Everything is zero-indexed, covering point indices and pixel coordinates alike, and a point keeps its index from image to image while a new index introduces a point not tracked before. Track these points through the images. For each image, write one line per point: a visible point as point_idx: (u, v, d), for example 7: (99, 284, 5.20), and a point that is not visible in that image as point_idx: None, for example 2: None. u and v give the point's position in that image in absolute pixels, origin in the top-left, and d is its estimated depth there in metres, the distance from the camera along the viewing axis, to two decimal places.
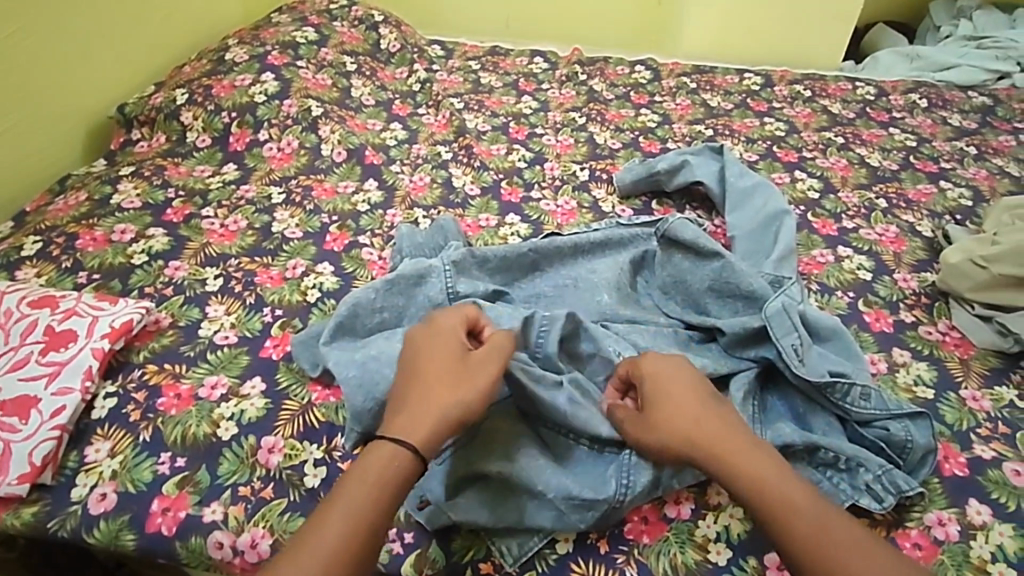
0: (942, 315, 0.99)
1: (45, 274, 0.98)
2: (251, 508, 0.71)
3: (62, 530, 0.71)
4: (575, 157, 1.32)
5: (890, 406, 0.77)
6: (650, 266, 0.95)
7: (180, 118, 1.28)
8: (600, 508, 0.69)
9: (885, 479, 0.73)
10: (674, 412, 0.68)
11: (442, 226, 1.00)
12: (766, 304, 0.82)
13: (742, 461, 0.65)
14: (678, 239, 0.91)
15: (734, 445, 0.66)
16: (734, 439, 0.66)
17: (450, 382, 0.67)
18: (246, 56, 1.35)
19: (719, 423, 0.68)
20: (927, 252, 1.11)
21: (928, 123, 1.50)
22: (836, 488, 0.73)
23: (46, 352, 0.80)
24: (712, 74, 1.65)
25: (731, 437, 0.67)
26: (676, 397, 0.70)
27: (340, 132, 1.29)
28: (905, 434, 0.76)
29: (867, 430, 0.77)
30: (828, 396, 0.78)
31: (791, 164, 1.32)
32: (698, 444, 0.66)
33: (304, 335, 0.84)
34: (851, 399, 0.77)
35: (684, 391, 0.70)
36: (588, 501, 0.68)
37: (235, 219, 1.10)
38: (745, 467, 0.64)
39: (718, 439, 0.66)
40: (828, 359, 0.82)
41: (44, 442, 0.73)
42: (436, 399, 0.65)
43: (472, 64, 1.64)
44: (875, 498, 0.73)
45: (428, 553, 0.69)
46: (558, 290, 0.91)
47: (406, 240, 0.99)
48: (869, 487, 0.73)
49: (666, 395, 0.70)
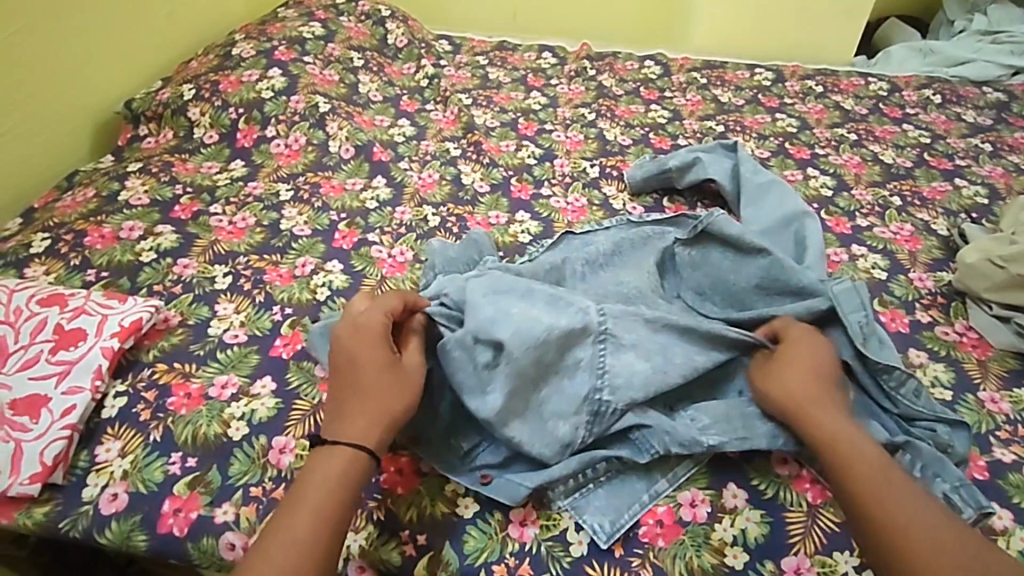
0: (958, 316, 0.98)
1: (54, 271, 0.97)
2: (263, 509, 0.70)
3: (74, 530, 0.70)
4: (585, 153, 1.30)
5: (936, 408, 0.79)
6: (675, 270, 0.93)
7: (188, 114, 1.27)
8: (610, 539, 0.69)
9: (964, 492, 0.72)
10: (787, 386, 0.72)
11: (475, 240, 0.99)
12: (833, 284, 0.85)
13: (848, 439, 0.68)
14: (722, 235, 0.90)
15: (842, 424, 0.69)
16: (832, 411, 0.70)
17: (385, 374, 0.69)
18: (253, 52, 1.34)
19: (836, 402, 0.71)
20: (943, 251, 1.10)
21: (942, 120, 1.48)
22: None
23: (56, 351, 0.79)
24: (722, 69, 1.63)
25: (831, 410, 0.70)
26: (796, 368, 0.73)
27: (348, 128, 1.28)
28: (949, 437, 0.76)
29: (914, 428, 0.78)
30: (882, 384, 0.79)
31: (803, 161, 1.31)
32: (807, 414, 0.70)
33: (323, 326, 0.81)
34: (902, 390, 0.79)
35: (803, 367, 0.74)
36: (597, 525, 0.69)
37: (244, 216, 1.10)
38: (850, 444, 0.67)
39: (829, 415, 0.70)
40: (882, 351, 0.83)
41: (54, 442, 0.72)
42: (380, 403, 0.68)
43: (480, 59, 1.63)
44: (953, 509, 0.72)
45: (441, 555, 0.69)
46: (598, 292, 0.88)
47: (438, 255, 0.96)
48: (947, 497, 0.72)
49: (794, 367, 0.74)
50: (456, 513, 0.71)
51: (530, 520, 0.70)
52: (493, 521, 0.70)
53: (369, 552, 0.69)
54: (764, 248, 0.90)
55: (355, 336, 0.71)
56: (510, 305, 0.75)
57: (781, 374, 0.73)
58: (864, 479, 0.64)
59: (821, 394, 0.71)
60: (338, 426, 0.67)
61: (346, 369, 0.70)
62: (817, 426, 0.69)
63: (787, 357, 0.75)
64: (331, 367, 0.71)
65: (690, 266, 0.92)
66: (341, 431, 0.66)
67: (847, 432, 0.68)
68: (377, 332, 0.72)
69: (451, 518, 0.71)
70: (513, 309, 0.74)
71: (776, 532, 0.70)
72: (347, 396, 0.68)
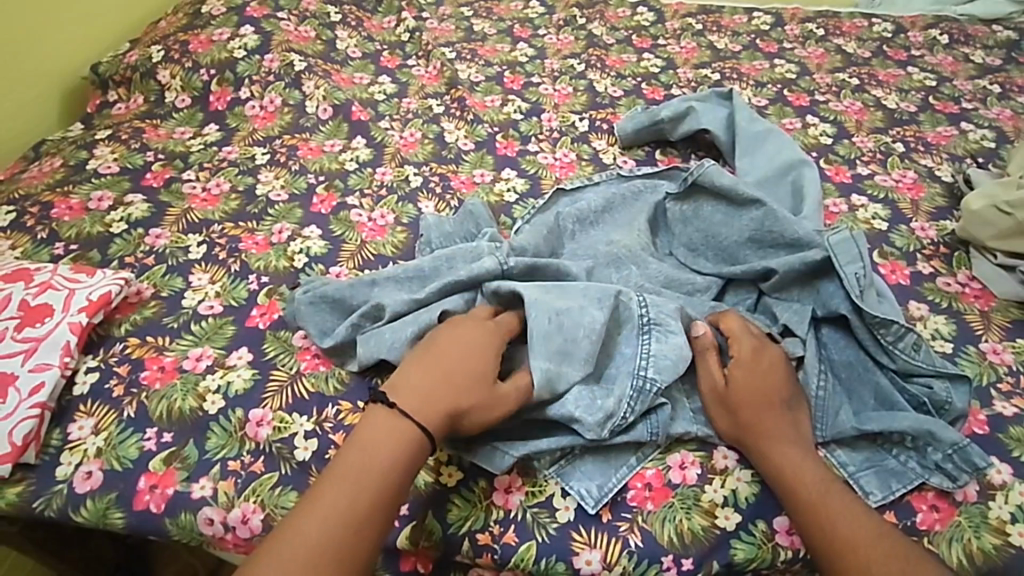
0: (962, 265, 0.94)
1: (20, 245, 0.94)
2: (241, 483, 0.69)
3: (49, 509, 0.69)
4: (573, 107, 1.25)
5: (937, 363, 0.75)
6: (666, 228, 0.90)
7: (158, 77, 1.21)
8: (597, 506, 0.67)
9: (956, 457, 0.70)
10: (734, 400, 0.68)
11: (472, 211, 0.94)
12: (829, 234, 0.80)
13: (790, 460, 0.65)
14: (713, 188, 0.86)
15: (785, 440, 0.67)
16: (779, 427, 0.67)
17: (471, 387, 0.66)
18: (224, 9, 1.28)
19: (785, 412, 0.68)
20: (947, 199, 1.05)
21: (949, 61, 1.41)
22: (902, 466, 0.71)
23: (22, 328, 0.76)
24: (719, 14, 1.55)
25: (780, 429, 0.67)
26: (751, 382, 0.69)
27: (325, 87, 1.22)
28: (947, 394, 0.73)
29: (910, 385, 0.75)
30: (878, 338, 0.76)
31: (803, 108, 1.25)
32: (753, 430, 0.67)
33: (309, 295, 0.79)
34: (902, 344, 0.76)
35: (758, 378, 0.69)
36: (581, 490, 0.67)
37: (218, 182, 1.05)
38: (792, 460, 0.65)
39: (778, 434, 0.67)
40: (882, 305, 0.80)
41: (23, 421, 0.70)
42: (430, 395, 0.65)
43: (465, 10, 1.55)
44: (947, 476, 0.70)
45: (424, 524, 0.67)
46: (587, 252, 0.85)
47: (435, 232, 0.92)
48: (939, 466, 0.70)
49: (752, 381, 0.69)
50: (439, 482, 0.69)
51: (515, 487, 0.68)
52: (477, 489, 0.69)
53: None
54: (758, 199, 0.85)
55: (451, 333, 0.69)
56: (577, 323, 0.71)
57: (733, 391, 0.69)
58: (807, 494, 0.63)
59: (774, 410, 0.68)
60: (406, 391, 0.65)
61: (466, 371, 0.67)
62: (763, 442, 0.67)
63: (745, 370, 0.70)
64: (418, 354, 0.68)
65: (681, 222, 0.89)
66: (410, 403, 0.64)
67: (795, 450, 0.66)
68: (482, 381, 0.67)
69: (435, 488, 0.69)
70: (580, 330, 0.71)
71: (768, 491, 0.68)
72: (429, 378, 0.65)
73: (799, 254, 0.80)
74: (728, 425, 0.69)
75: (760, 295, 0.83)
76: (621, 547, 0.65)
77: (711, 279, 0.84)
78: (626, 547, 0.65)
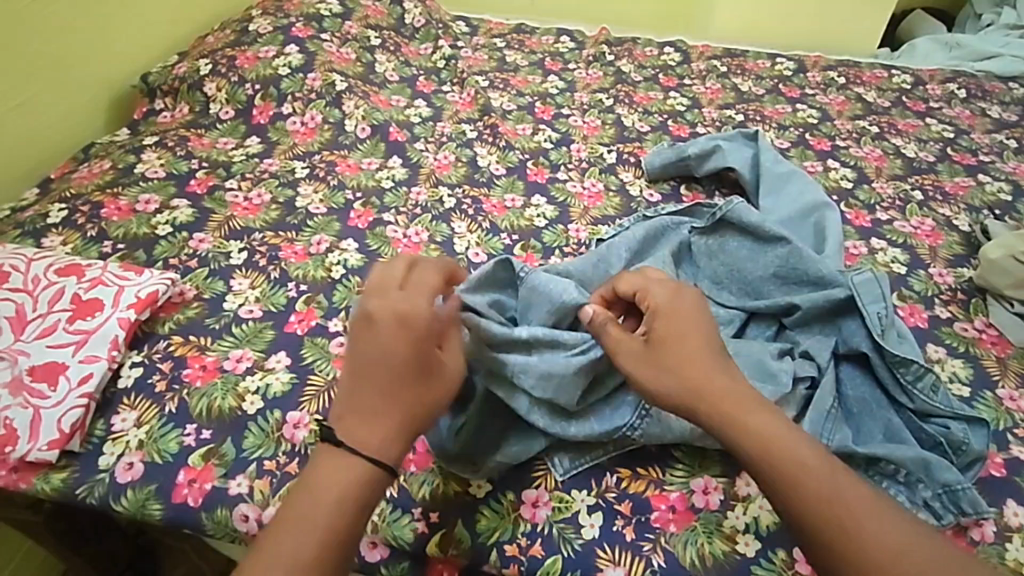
0: (979, 312, 0.97)
1: (71, 242, 0.98)
2: (276, 483, 0.71)
3: (90, 497, 0.72)
4: (602, 139, 1.29)
5: (954, 405, 0.77)
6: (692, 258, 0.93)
7: (204, 89, 1.26)
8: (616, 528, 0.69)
9: (945, 497, 0.71)
10: (674, 366, 0.65)
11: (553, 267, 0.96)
12: (853, 274, 0.83)
13: (769, 427, 0.62)
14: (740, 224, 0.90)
15: (753, 407, 0.63)
16: (737, 388, 0.64)
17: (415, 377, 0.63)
18: (270, 28, 1.33)
19: (739, 383, 0.65)
20: (964, 247, 1.08)
21: (966, 115, 1.46)
22: (893, 499, 0.72)
23: (74, 320, 0.79)
24: (743, 58, 1.61)
25: (740, 397, 0.63)
26: (679, 334, 0.66)
27: (365, 108, 1.26)
28: (964, 434, 0.75)
29: (927, 424, 0.77)
30: (897, 377, 0.78)
31: (824, 152, 1.29)
32: (705, 399, 0.63)
33: None
34: (920, 384, 0.77)
35: (682, 336, 0.66)
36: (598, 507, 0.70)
37: (259, 192, 1.09)
38: (764, 429, 0.61)
39: (736, 399, 0.63)
40: (902, 346, 0.82)
41: (72, 410, 0.73)
42: (378, 408, 0.62)
43: (498, 42, 1.61)
44: (933, 515, 0.71)
45: (454, 533, 0.69)
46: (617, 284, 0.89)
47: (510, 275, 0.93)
48: (927, 503, 0.71)
49: (671, 335, 0.66)
50: (468, 493, 0.71)
51: (542, 502, 0.71)
52: (505, 501, 0.71)
53: (381, 528, 0.69)
54: (784, 236, 0.89)
55: (368, 330, 0.65)
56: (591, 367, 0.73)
57: (666, 350, 0.66)
58: (790, 463, 0.60)
59: (716, 369, 0.65)
60: (354, 419, 0.62)
61: (394, 358, 0.63)
62: (725, 408, 0.63)
63: (667, 324, 0.67)
64: (352, 366, 0.64)
65: (707, 255, 0.92)
66: (359, 432, 0.61)
67: (761, 415, 0.63)
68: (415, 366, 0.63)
69: (464, 497, 0.71)
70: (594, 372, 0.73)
71: None
72: (376, 388, 0.63)
73: (822, 291, 0.83)
74: (676, 385, 0.64)
75: (782, 328, 0.85)
76: (645, 565, 0.67)
77: (734, 310, 0.86)
78: (650, 566, 0.66)
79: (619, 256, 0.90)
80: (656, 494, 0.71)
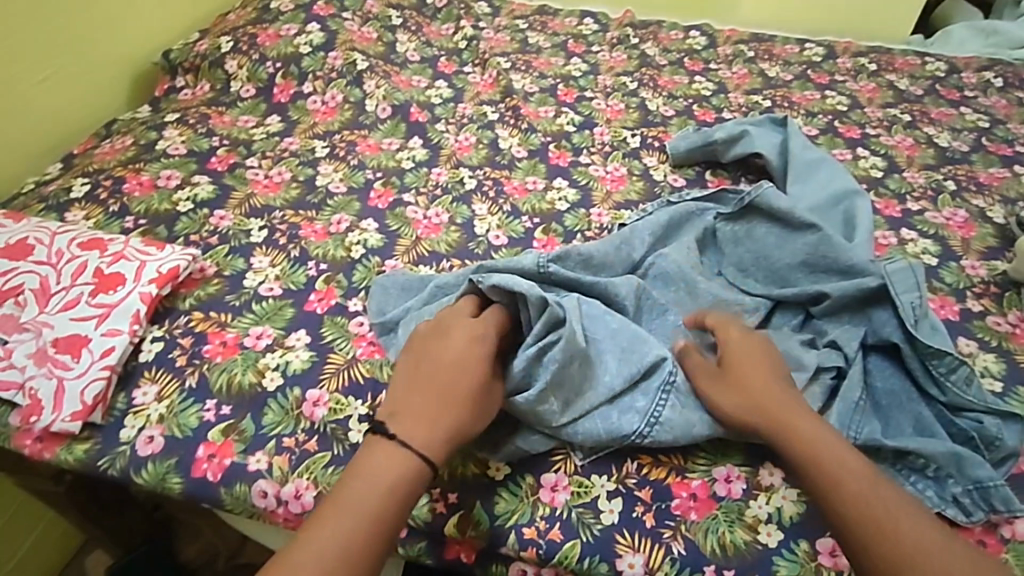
0: (1013, 306, 0.94)
1: (93, 217, 0.98)
2: (295, 460, 0.71)
3: (112, 469, 0.72)
4: (625, 123, 1.27)
5: (988, 400, 0.75)
6: (717, 245, 0.91)
7: (225, 67, 1.26)
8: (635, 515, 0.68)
9: (975, 494, 0.70)
10: (740, 385, 0.70)
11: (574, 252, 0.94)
12: (885, 262, 0.81)
13: (821, 438, 0.65)
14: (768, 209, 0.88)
15: (808, 420, 0.67)
16: (793, 404, 0.68)
17: (471, 396, 0.66)
18: (292, 6, 1.32)
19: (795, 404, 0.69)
20: (998, 239, 1.05)
21: (1003, 104, 1.41)
22: (920, 493, 0.70)
23: (96, 293, 0.80)
24: (771, 42, 1.57)
25: (799, 413, 0.67)
26: (747, 358, 0.72)
27: (385, 87, 1.25)
28: (997, 430, 0.73)
29: (958, 418, 0.74)
30: (930, 370, 0.76)
31: (853, 140, 1.26)
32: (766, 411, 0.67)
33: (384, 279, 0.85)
34: (955, 378, 0.75)
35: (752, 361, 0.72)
36: (618, 493, 0.69)
37: (279, 170, 1.09)
38: (817, 440, 0.65)
39: (794, 415, 0.67)
40: (936, 337, 0.79)
41: (94, 382, 0.73)
42: (429, 416, 0.64)
43: (520, 23, 1.58)
44: (961, 511, 0.70)
45: (472, 514, 0.69)
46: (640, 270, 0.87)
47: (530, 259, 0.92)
48: (956, 499, 0.70)
49: (741, 363, 0.71)
50: (487, 475, 0.71)
51: (561, 486, 0.70)
52: (524, 484, 0.70)
53: None
54: (813, 223, 0.87)
55: (439, 341, 0.69)
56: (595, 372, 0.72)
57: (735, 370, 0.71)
58: (840, 473, 0.63)
59: (777, 389, 0.69)
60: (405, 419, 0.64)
61: (452, 374, 0.67)
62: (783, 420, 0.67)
63: (739, 349, 0.72)
64: (413, 373, 0.68)
65: (733, 242, 0.90)
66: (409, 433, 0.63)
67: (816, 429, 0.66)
68: (471, 390, 0.66)
69: (482, 479, 0.71)
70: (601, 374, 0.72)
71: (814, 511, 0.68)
72: (428, 397, 0.65)
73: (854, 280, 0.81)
74: (738, 400, 0.69)
75: (809, 317, 0.83)
76: (664, 553, 0.66)
77: (760, 298, 0.85)
78: (669, 554, 0.66)
79: (642, 242, 0.88)
80: (677, 481, 0.70)
